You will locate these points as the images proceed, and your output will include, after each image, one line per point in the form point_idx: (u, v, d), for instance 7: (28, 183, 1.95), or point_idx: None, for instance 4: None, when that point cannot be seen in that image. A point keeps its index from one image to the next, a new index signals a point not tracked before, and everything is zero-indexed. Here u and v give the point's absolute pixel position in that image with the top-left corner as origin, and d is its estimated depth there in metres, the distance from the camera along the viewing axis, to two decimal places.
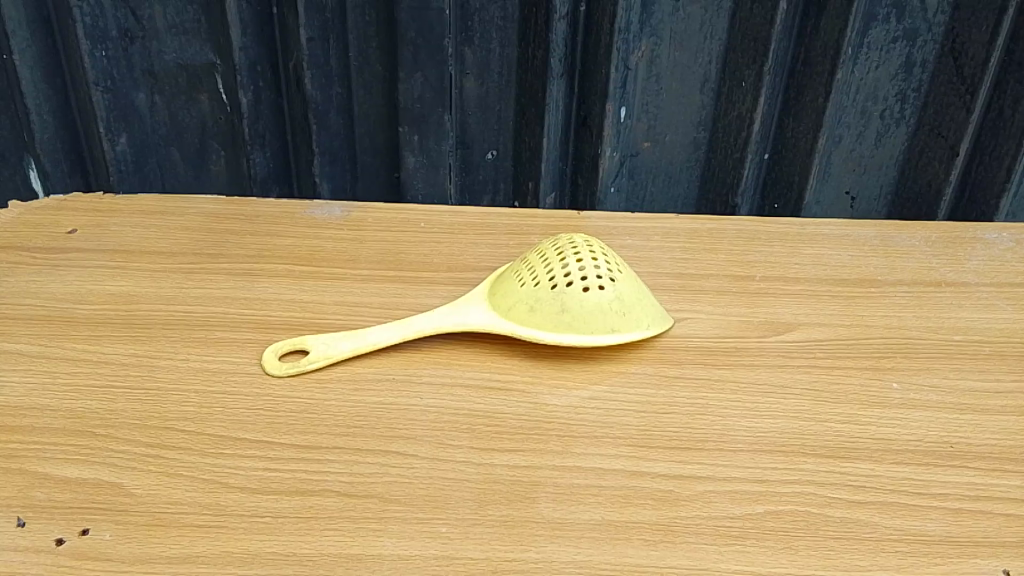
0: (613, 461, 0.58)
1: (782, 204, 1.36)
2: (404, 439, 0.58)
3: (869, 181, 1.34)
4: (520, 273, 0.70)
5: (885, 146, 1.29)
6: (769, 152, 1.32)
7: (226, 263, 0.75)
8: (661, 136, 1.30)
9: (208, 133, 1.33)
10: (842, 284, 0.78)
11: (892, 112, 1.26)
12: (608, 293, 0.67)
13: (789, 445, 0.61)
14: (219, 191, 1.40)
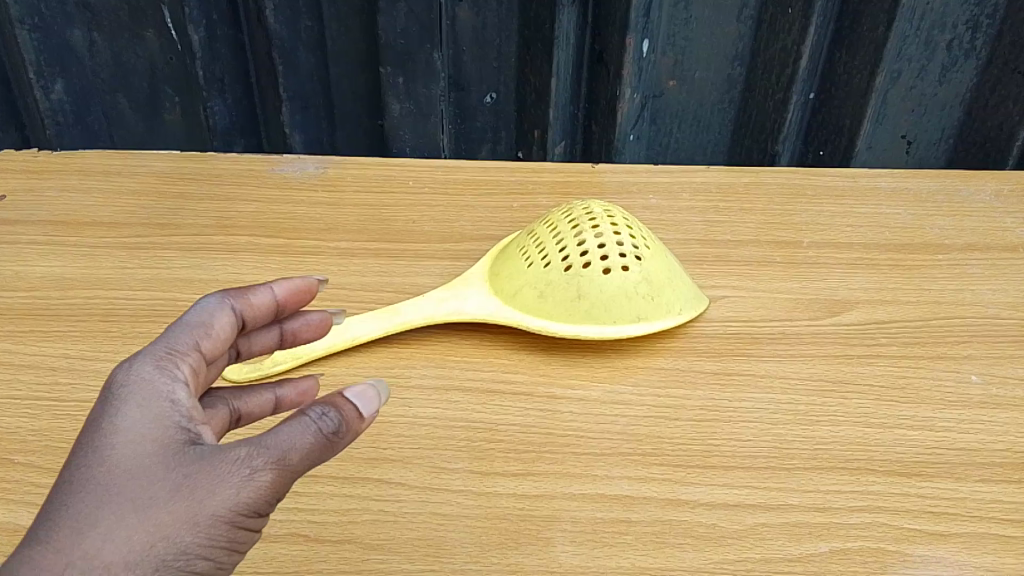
0: (643, 486, 0.48)
1: (829, 152, 1.07)
2: (390, 463, 0.48)
3: (930, 120, 1.04)
4: (526, 250, 0.59)
5: (952, 82, 1.00)
6: (814, 92, 1.03)
7: (181, 236, 0.64)
8: (690, 73, 1.02)
9: (158, 76, 1.13)
10: (905, 251, 0.66)
11: (961, 41, 0.96)
12: (634, 274, 0.55)
13: (852, 459, 0.51)
14: (174, 143, 1.21)
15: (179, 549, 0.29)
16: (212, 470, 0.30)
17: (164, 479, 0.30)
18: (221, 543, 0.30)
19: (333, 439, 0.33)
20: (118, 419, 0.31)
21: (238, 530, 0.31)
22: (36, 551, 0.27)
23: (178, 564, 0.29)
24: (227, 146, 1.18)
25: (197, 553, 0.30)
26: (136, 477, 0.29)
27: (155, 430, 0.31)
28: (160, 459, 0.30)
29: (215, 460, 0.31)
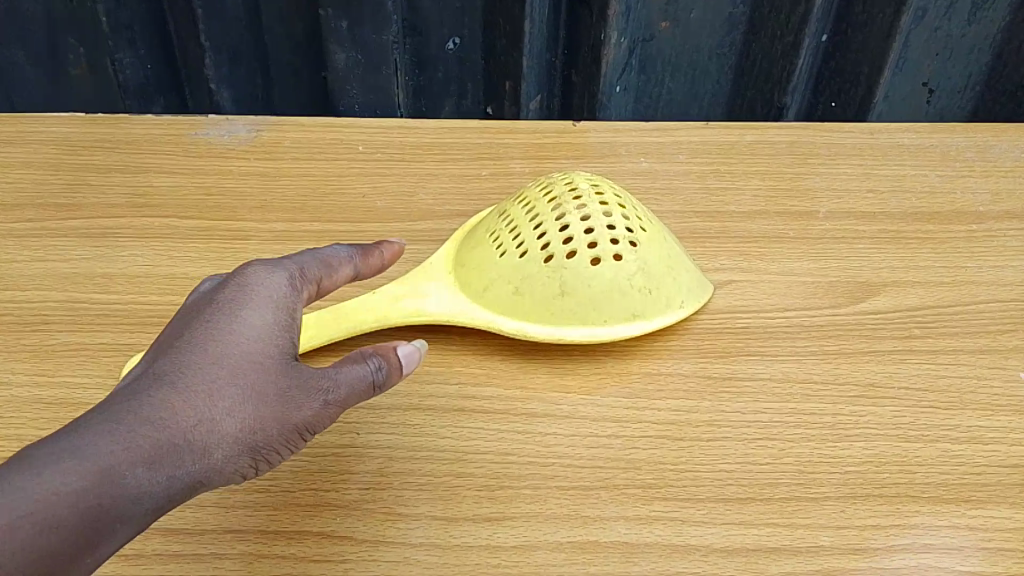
0: (642, 530, 0.40)
1: (843, 103, 0.90)
2: (335, 510, 0.39)
3: (958, 63, 0.85)
4: (499, 235, 0.49)
5: (984, 21, 0.82)
6: (828, 33, 0.85)
7: (81, 219, 0.53)
8: (686, 13, 0.84)
9: (58, 27, 0.89)
10: (936, 220, 0.57)
11: None
12: (628, 264, 0.46)
13: (889, 483, 0.43)
14: (82, 105, 0.97)
15: (264, 441, 0.34)
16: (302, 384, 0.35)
17: (270, 376, 0.34)
18: (287, 446, 0.35)
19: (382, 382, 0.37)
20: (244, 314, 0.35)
21: (300, 439, 0.36)
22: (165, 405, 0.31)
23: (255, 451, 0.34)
24: (144, 108, 0.95)
25: (274, 446, 0.34)
26: (249, 370, 0.34)
27: (269, 335, 0.35)
28: (269, 360, 0.34)
29: (307, 374, 0.35)
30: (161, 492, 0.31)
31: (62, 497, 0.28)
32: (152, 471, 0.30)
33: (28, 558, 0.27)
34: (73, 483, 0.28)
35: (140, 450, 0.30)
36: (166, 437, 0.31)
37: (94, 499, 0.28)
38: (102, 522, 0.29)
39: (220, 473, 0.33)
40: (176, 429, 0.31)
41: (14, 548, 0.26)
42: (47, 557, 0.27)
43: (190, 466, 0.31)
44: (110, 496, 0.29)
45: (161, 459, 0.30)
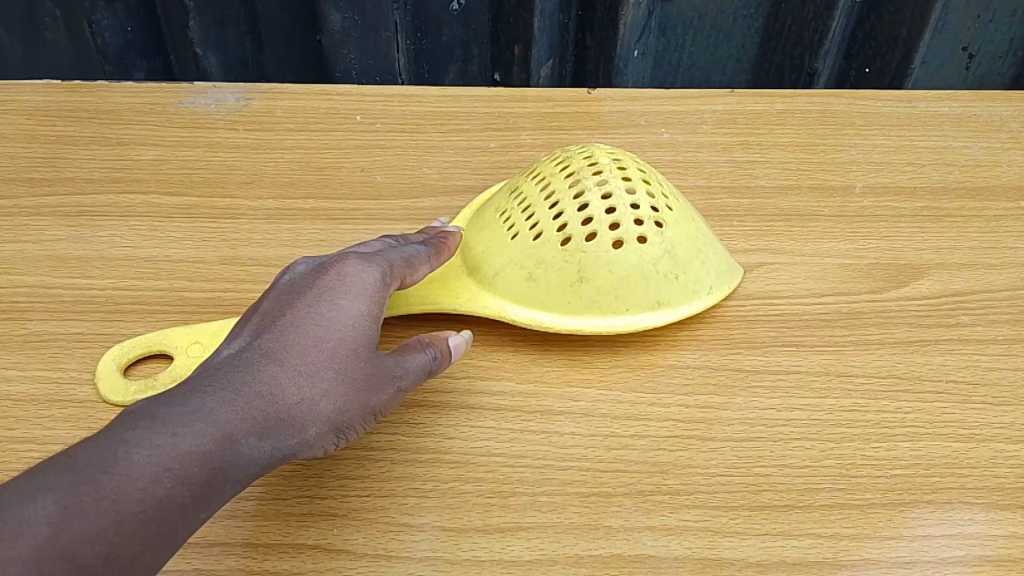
0: (671, 542, 0.36)
1: (874, 68, 0.85)
2: (332, 520, 0.36)
3: (999, 24, 0.80)
4: (511, 214, 0.45)
5: None
6: None
7: (55, 195, 0.49)
8: None
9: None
10: (981, 196, 0.53)
11: None
12: (653, 247, 0.42)
13: (941, 488, 0.39)
14: (57, 70, 0.90)
15: (353, 424, 0.34)
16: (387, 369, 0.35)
17: (364, 358, 0.34)
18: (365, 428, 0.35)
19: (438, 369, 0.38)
20: (341, 294, 0.35)
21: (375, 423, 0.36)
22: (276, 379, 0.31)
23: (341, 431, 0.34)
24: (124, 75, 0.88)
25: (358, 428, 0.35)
26: (348, 354, 0.34)
27: (366, 321, 0.35)
28: (368, 346, 0.34)
29: (391, 360, 0.35)
30: (267, 464, 0.31)
31: (190, 460, 0.28)
32: (264, 443, 0.30)
33: (161, 517, 0.27)
34: (201, 446, 0.28)
35: (253, 422, 0.30)
36: (276, 410, 0.31)
37: (216, 464, 0.29)
38: (218, 490, 0.29)
39: (313, 452, 0.33)
40: (284, 404, 0.31)
41: (150, 507, 0.26)
42: (177, 520, 0.27)
43: (291, 441, 0.32)
44: (229, 463, 0.29)
45: (270, 433, 0.31)
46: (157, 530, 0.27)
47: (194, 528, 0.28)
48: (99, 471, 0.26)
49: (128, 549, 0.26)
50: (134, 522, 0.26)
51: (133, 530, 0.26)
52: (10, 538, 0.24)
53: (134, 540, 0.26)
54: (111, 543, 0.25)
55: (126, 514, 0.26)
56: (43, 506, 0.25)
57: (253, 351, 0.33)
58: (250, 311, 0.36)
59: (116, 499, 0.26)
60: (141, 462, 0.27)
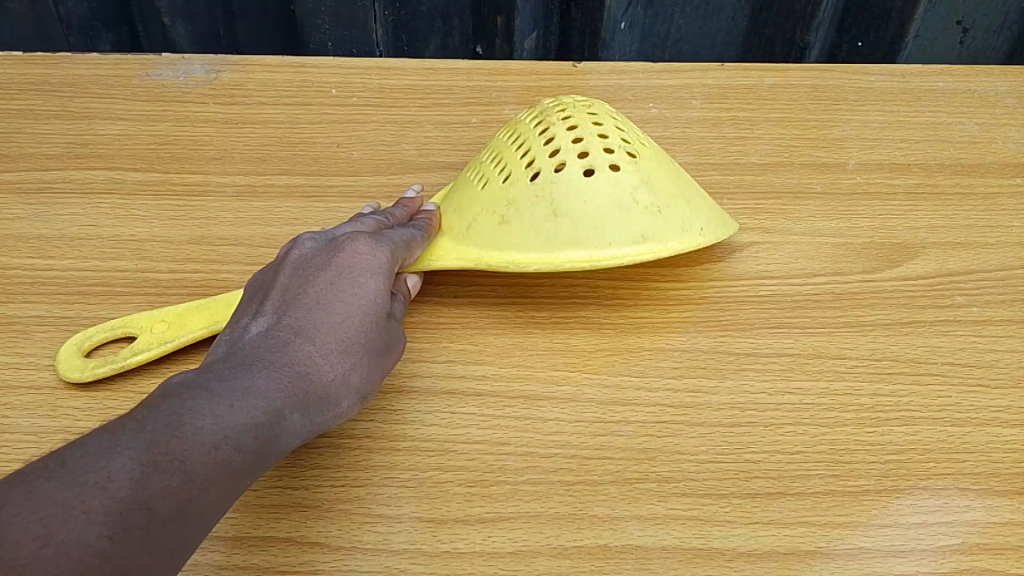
0: (658, 531, 0.34)
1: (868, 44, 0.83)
2: (305, 512, 0.34)
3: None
4: (483, 167, 0.44)
5: None
6: None
7: (14, 171, 0.47)
8: None
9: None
10: (975, 173, 0.52)
11: None
12: (627, 175, 0.41)
13: (936, 474, 0.37)
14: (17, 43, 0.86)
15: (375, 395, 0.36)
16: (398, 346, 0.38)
17: (385, 332, 0.36)
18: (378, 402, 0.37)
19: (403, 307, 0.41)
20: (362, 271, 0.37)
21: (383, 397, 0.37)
22: (312, 356, 0.33)
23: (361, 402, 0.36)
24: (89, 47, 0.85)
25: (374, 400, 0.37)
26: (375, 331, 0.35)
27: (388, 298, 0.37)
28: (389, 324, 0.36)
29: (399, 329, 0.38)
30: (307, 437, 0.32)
31: (245, 429, 0.29)
32: (305, 417, 0.32)
33: (225, 483, 0.28)
34: (254, 418, 0.30)
35: (297, 398, 0.32)
36: (314, 386, 0.32)
37: (267, 435, 0.30)
38: (267, 460, 0.30)
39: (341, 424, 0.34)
40: (321, 380, 0.33)
41: (216, 470, 0.28)
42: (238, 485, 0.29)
43: (327, 416, 0.33)
44: (276, 434, 0.31)
45: (311, 404, 0.32)
46: (222, 494, 0.28)
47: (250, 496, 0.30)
48: (168, 435, 0.27)
49: (199, 507, 0.27)
50: (203, 485, 0.27)
51: (203, 491, 0.27)
52: (97, 490, 0.25)
53: (204, 501, 0.27)
54: (185, 500, 0.27)
55: (197, 474, 0.27)
56: (122, 463, 0.26)
57: (283, 327, 0.34)
58: (267, 283, 0.37)
59: (187, 460, 0.27)
60: (204, 428, 0.28)
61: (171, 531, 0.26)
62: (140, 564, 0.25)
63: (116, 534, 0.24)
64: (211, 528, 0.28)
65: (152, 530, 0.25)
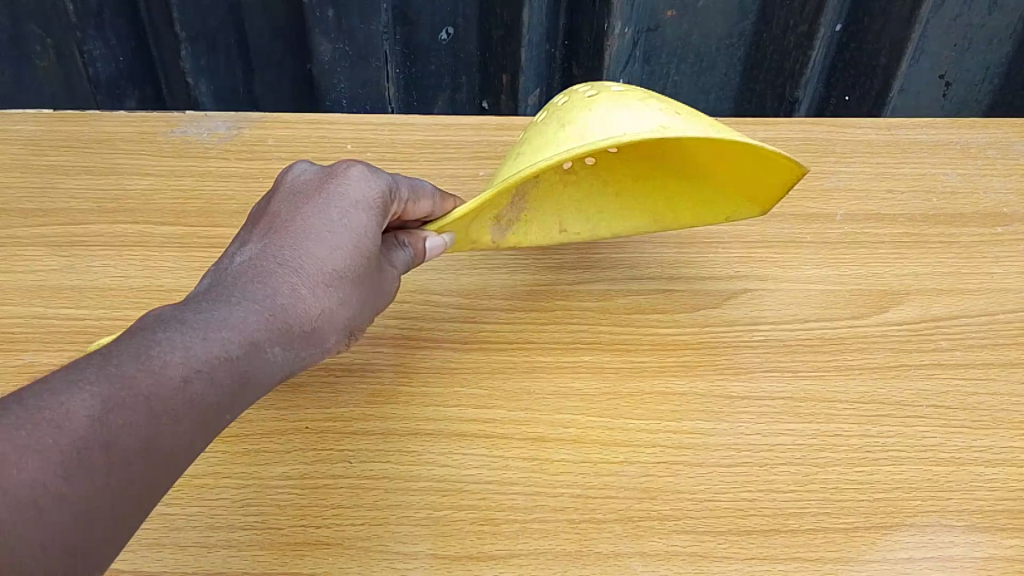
0: (661, 567, 0.36)
1: (856, 96, 0.86)
2: (328, 548, 0.36)
3: (974, 54, 0.82)
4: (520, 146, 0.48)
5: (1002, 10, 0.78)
6: (841, 22, 0.81)
7: (49, 225, 0.49)
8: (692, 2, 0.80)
9: (19, 13, 0.81)
10: (958, 223, 0.54)
11: None
12: (637, 101, 0.44)
13: (922, 512, 0.40)
14: (49, 101, 0.90)
15: (352, 332, 0.40)
16: (378, 290, 0.40)
17: (362, 279, 0.39)
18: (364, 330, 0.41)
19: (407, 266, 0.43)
20: (336, 219, 0.40)
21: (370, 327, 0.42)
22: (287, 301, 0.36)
23: (341, 337, 0.39)
24: (116, 104, 0.88)
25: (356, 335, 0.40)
26: (351, 277, 0.39)
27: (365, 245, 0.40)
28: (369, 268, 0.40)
29: (386, 271, 0.41)
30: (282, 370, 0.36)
31: (214, 362, 0.32)
32: (280, 350, 0.35)
33: (192, 411, 0.30)
34: (227, 353, 0.33)
35: (272, 335, 0.35)
36: (289, 326, 0.36)
37: (241, 369, 0.33)
38: (240, 390, 0.33)
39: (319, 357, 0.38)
40: (295, 320, 0.36)
41: (184, 400, 0.30)
42: (210, 411, 0.31)
43: (302, 352, 0.36)
44: (249, 367, 0.33)
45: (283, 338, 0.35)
46: (193, 421, 0.30)
47: (225, 425, 0.32)
48: (134, 371, 0.29)
49: (168, 434, 0.29)
50: (170, 415, 0.29)
51: (170, 421, 0.29)
52: (58, 427, 0.26)
53: (172, 429, 0.29)
54: (151, 427, 0.29)
55: (164, 409, 0.29)
56: (82, 400, 0.27)
57: (264, 267, 0.37)
58: (260, 220, 0.41)
59: (153, 395, 0.29)
60: (170, 362, 0.30)
61: (131, 462, 0.28)
62: (100, 495, 0.26)
63: (71, 471, 0.26)
64: (179, 457, 0.30)
65: (116, 459, 0.27)
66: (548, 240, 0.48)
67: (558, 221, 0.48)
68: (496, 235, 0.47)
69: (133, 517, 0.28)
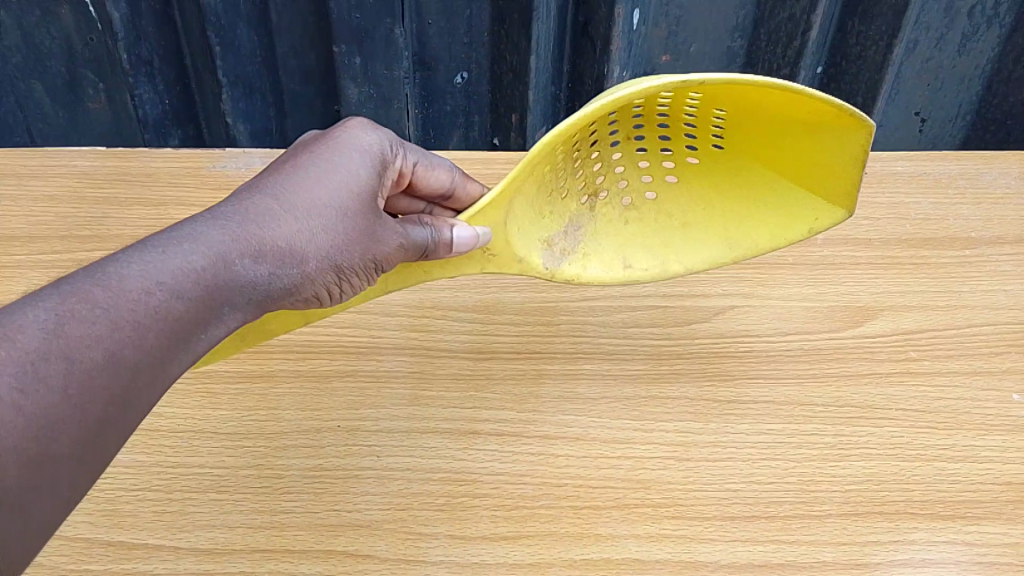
0: (653, 547, 0.41)
1: None
2: (356, 529, 0.41)
3: (946, 93, 0.88)
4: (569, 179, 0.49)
5: (970, 55, 0.85)
6: (823, 65, 0.87)
7: (106, 249, 0.55)
8: (685, 47, 0.86)
9: (77, 60, 0.89)
10: (929, 246, 0.59)
11: (983, 7, 0.81)
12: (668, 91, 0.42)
13: (889, 501, 0.44)
14: (100, 140, 0.97)
15: (343, 264, 0.40)
16: (368, 233, 0.41)
17: (346, 216, 0.40)
18: (363, 270, 0.42)
19: (438, 243, 0.43)
20: (321, 166, 0.41)
21: (372, 270, 0.42)
22: (262, 227, 0.36)
23: (325, 271, 0.39)
24: (160, 142, 0.94)
25: (344, 274, 0.40)
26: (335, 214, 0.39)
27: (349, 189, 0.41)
28: (354, 208, 0.40)
29: (382, 222, 0.42)
30: (259, 290, 0.35)
31: (182, 276, 0.32)
32: (253, 266, 0.35)
33: (157, 325, 0.30)
34: (192, 266, 0.32)
35: (244, 251, 0.35)
36: (263, 247, 0.36)
37: (209, 280, 0.33)
38: (212, 303, 0.33)
39: (308, 285, 0.38)
40: (271, 244, 0.36)
41: (147, 314, 0.30)
42: (178, 327, 0.31)
43: (283, 275, 0.36)
44: (221, 281, 0.33)
45: (261, 259, 0.35)
46: (158, 335, 0.30)
47: (195, 336, 0.32)
48: (92, 285, 0.29)
49: (130, 347, 0.29)
50: (129, 325, 0.29)
51: (133, 334, 0.29)
52: (12, 339, 0.26)
53: (134, 344, 0.29)
54: (111, 341, 0.28)
55: (124, 320, 0.29)
56: (38, 316, 0.28)
57: (243, 200, 0.37)
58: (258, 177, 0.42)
59: (112, 305, 0.29)
60: (135, 277, 0.30)
61: (89, 374, 0.28)
62: (57, 405, 0.26)
63: (25, 386, 0.26)
64: (143, 366, 0.30)
65: (74, 374, 0.27)
66: (608, 275, 0.50)
67: (621, 258, 0.50)
68: (548, 261, 0.49)
69: (95, 433, 0.28)
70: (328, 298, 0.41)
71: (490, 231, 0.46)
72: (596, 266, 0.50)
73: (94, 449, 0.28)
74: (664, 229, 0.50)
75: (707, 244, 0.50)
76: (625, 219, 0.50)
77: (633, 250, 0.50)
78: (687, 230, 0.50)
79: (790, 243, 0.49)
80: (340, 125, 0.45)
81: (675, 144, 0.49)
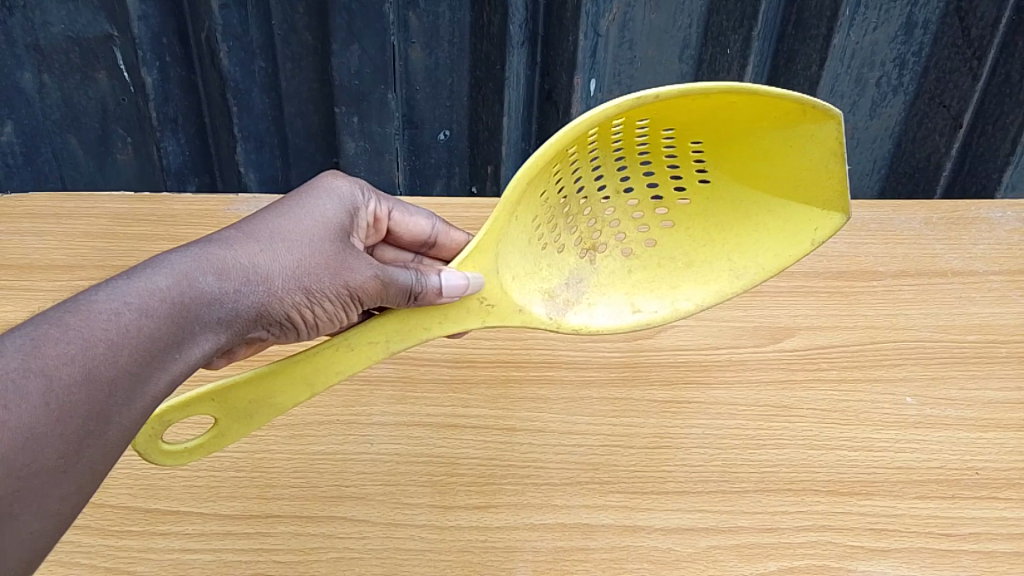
0: (599, 514, 0.50)
1: None
2: (353, 500, 0.50)
3: (862, 152, 1.00)
4: (562, 236, 0.56)
5: (880, 118, 0.97)
6: None
7: None
8: None
9: (109, 118, 0.99)
10: (842, 278, 0.70)
11: (888, 80, 0.93)
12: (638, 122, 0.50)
13: (796, 480, 0.53)
14: (126, 188, 1.06)
15: (310, 289, 0.47)
16: (334, 265, 0.49)
17: (307, 254, 0.48)
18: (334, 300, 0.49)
19: (423, 287, 0.49)
20: (291, 215, 0.49)
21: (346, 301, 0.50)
22: (227, 257, 0.43)
23: (292, 292, 0.46)
24: (179, 187, 1.04)
25: (315, 296, 0.48)
26: (296, 252, 0.47)
27: (313, 234, 0.49)
28: (315, 249, 0.48)
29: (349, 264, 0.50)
30: (225, 308, 0.42)
31: (149, 298, 0.38)
32: (216, 282, 0.41)
33: (128, 342, 0.36)
34: (160, 287, 0.38)
35: (208, 274, 0.41)
36: (227, 273, 0.42)
37: (174, 299, 0.39)
38: (180, 320, 0.39)
39: (275, 304, 0.45)
40: (234, 270, 0.43)
41: (119, 331, 0.36)
42: (149, 342, 0.37)
43: (246, 293, 0.43)
44: (187, 296, 0.40)
45: (225, 278, 0.42)
46: (134, 349, 0.36)
47: (167, 348, 0.38)
48: (70, 313, 0.35)
49: (105, 362, 0.34)
50: (103, 342, 0.35)
51: (108, 350, 0.35)
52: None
53: (110, 359, 0.34)
54: (86, 358, 0.34)
55: (99, 340, 0.34)
56: (21, 341, 0.33)
57: (218, 237, 0.45)
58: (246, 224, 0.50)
59: (86, 327, 0.35)
60: (107, 302, 0.36)
61: (69, 391, 0.33)
62: (41, 419, 0.31)
63: (10, 403, 0.31)
64: (118, 379, 0.35)
65: (54, 390, 0.32)
66: (620, 322, 0.57)
67: (631, 304, 0.57)
68: (552, 311, 0.55)
69: (77, 443, 0.33)
70: (302, 321, 0.48)
71: (482, 276, 0.52)
72: (606, 312, 0.56)
73: (77, 461, 0.33)
74: (668, 270, 0.58)
75: (712, 278, 0.58)
76: (629, 268, 0.57)
77: (640, 293, 0.57)
78: (687, 270, 0.58)
79: (794, 260, 0.56)
80: (319, 181, 0.54)
81: (664, 189, 0.56)
